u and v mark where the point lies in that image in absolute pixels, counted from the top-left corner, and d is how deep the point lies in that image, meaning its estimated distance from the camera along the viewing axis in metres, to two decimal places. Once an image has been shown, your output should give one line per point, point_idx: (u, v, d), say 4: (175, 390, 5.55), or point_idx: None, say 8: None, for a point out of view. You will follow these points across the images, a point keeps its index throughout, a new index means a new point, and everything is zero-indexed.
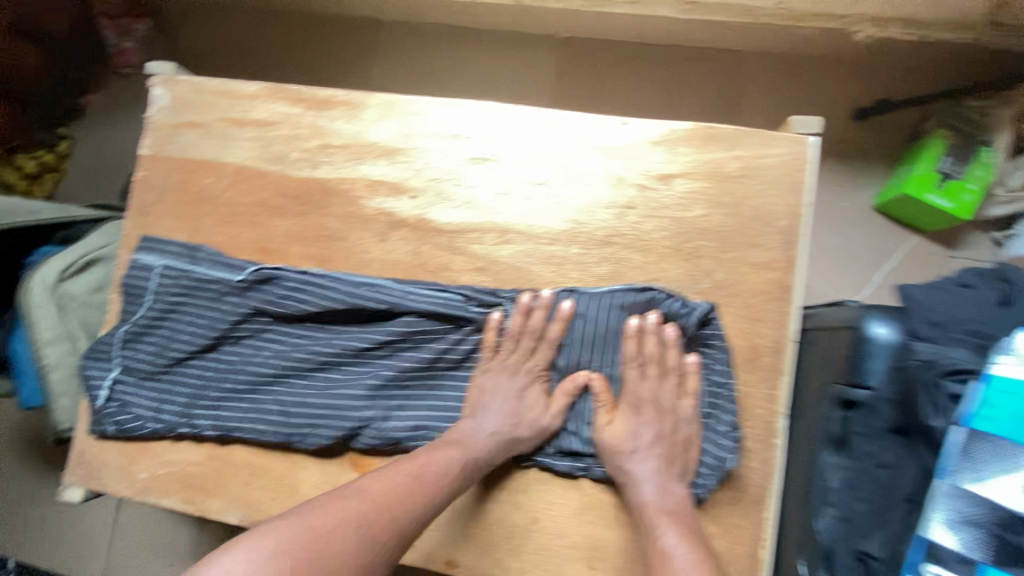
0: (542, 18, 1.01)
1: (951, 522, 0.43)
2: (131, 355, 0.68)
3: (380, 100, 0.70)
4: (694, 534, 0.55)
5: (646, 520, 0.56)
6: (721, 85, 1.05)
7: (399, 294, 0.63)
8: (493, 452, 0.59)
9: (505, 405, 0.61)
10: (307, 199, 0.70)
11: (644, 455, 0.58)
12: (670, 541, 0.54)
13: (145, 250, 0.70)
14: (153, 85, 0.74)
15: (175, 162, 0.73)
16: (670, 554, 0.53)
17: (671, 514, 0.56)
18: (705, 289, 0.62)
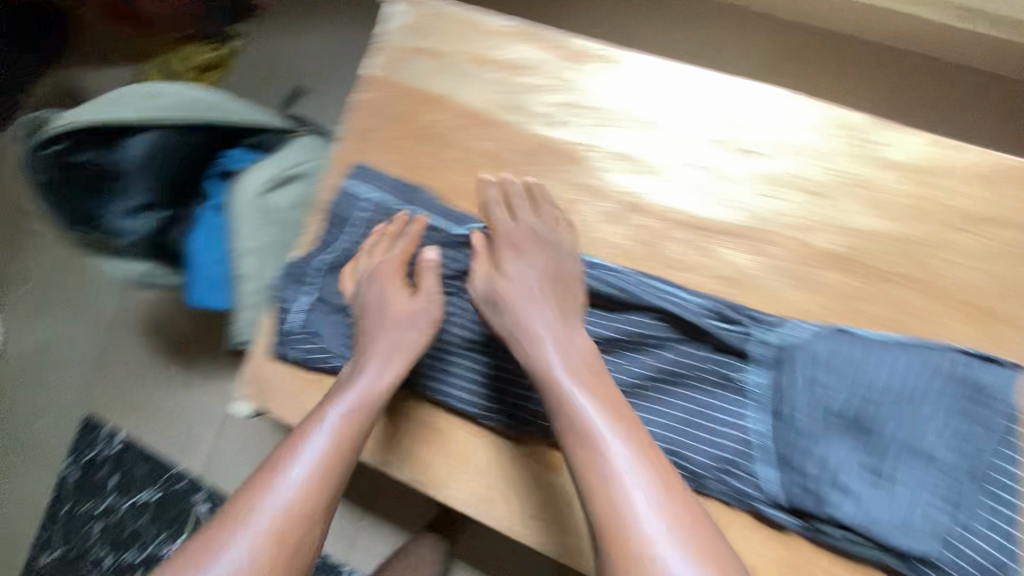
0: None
1: None
2: (327, 285, 0.65)
3: (645, 64, 0.64)
4: (636, 438, 0.45)
5: (570, 433, 0.46)
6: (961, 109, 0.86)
7: (640, 287, 0.56)
8: (399, 333, 0.57)
9: (388, 287, 0.59)
10: (540, 159, 0.64)
11: (528, 293, 0.53)
12: (610, 462, 0.43)
13: (358, 177, 0.67)
14: (393, 2, 0.69)
15: (402, 89, 0.68)
16: (612, 472, 0.43)
17: (606, 415, 0.46)
18: (1017, 365, 0.52)
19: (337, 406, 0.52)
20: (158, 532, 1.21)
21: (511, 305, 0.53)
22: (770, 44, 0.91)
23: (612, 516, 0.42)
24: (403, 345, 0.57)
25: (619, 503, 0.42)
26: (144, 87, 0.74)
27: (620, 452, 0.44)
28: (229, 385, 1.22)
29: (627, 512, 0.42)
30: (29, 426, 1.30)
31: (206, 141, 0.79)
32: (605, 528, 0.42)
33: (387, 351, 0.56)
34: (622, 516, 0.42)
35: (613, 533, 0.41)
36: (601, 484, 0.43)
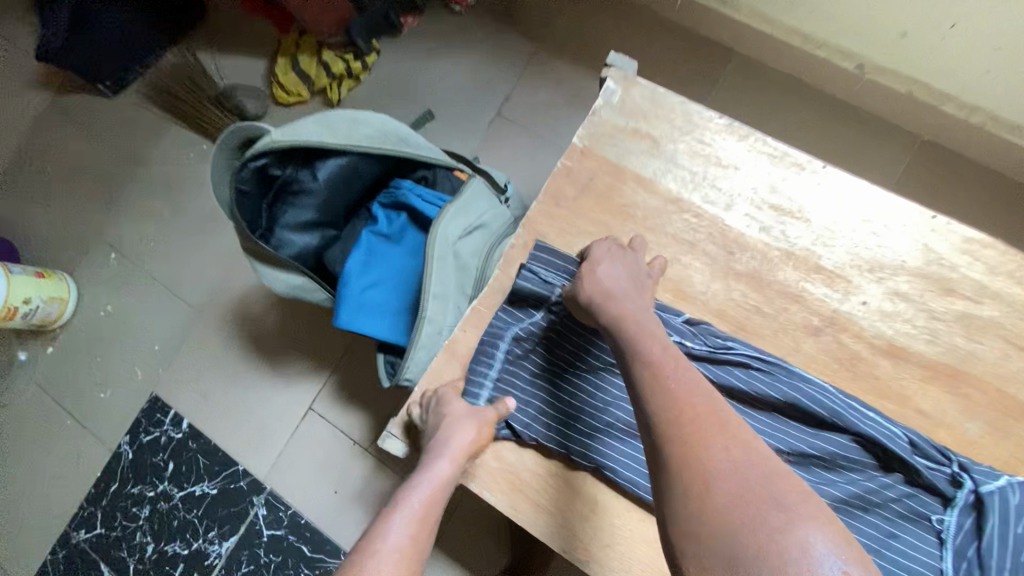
0: (920, 112, 1.03)
1: None
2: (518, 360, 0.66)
3: (862, 185, 0.64)
4: (709, 396, 0.48)
5: (646, 385, 0.50)
6: None
7: (848, 411, 0.57)
8: (456, 424, 0.60)
9: (448, 390, 0.65)
10: (743, 259, 0.64)
11: (609, 278, 0.60)
12: (683, 407, 0.47)
13: (546, 256, 0.67)
14: (607, 77, 0.70)
15: (606, 163, 0.69)
16: (689, 416, 0.46)
17: (679, 375, 0.50)
18: None
19: (417, 492, 0.56)
20: (209, 528, 1.19)
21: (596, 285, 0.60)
22: (898, 162, 1.09)
23: (691, 451, 0.44)
24: (463, 435, 0.60)
25: (700, 444, 0.44)
26: (346, 113, 0.74)
27: (691, 399, 0.47)
28: (310, 391, 1.21)
29: (699, 450, 0.44)
30: (92, 395, 1.28)
31: (380, 170, 0.80)
32: (686, 466, 0.44)
33: (443, 445, 0.59)
34: (703, 454, 0.44)
35: (694, 469, 0.43)
36: (682, 428, 0.45)
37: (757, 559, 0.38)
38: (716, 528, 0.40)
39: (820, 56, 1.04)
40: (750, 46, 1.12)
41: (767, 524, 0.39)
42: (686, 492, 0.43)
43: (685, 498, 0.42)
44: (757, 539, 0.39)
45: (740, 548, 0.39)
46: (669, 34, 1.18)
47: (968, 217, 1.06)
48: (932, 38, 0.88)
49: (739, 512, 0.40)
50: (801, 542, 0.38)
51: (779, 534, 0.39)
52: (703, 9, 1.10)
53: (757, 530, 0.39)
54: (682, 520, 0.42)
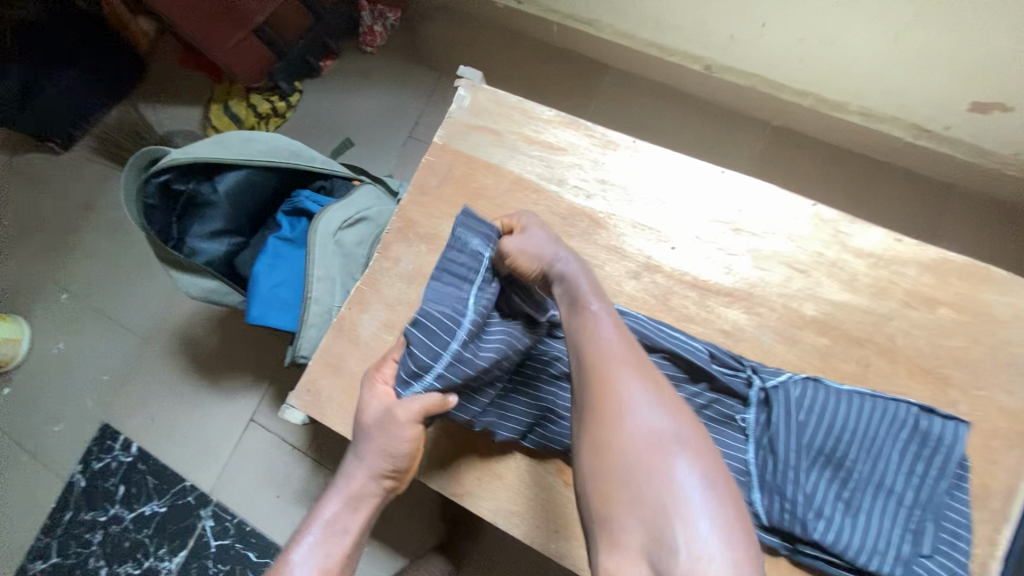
0: (765, 101, 1.18)
1: None
2: (471, 348, 0.67)
3: (665, 153, 0.77)
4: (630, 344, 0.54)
5: (579, 331, 0.56)
6: (897, 197, 1.18)
7: (655, 333, 0.67)
8: (368, 440, 0.64)
9: (375, 392, 0.67)
10: (574, 223, 0.76)
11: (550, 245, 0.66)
12: (605, 354, 0.53)
13: (469, 233, 0.73)
14: (458, 86, 0.84)
15: (461, 156, 0.82)
16: (606, 357, 0.53)
17: (611, 325, 0.56)
18: (963, 420, 0.62)
19: (341, 492, 0.63)
20: (159, 546, 1.24)
21: (548, 250, 0.65)
22: (757, 146, 1.24)
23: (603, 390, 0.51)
24: (378, 453, 0.64)
25: (611, 384, 0.51)
26: (240, 134, 0.87)
27: (614, 348, 0.54)
28: (250, 403, 1.29)
29: (609, 392, 0.51)
30: (46, 429, 1.34)
31: (278, 182, 0.92)
32: (598, 401, 0.51)
33: (359, 462, 0.64)
34: (609, 389, 0.51)
35: (605, 406, 0.51)
36: (600, 370, 0.52)
37: (633, 475, 0.47)
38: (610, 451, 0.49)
39: (675, 62, 1.20)
40: (618, 60, 1.29)
41: (650, 451, 0.48)
42: (594, 423, 0.50)
43: (594, 429, 0.50)
44: (634, 456, 0.48)
45: (626, 467, 0.48)
46: (550, 56, 1.34)
47: (822, 188, 1.21)
48: (753, 37, 1.04)
49: (628, 430, 0.49)
50: (669, 463, 0.47)
51: (656, 457, 0.47)
52: (575, 32, 1.27)
53: (637, 454, 0.48)
54: (590, 448, 0.50)
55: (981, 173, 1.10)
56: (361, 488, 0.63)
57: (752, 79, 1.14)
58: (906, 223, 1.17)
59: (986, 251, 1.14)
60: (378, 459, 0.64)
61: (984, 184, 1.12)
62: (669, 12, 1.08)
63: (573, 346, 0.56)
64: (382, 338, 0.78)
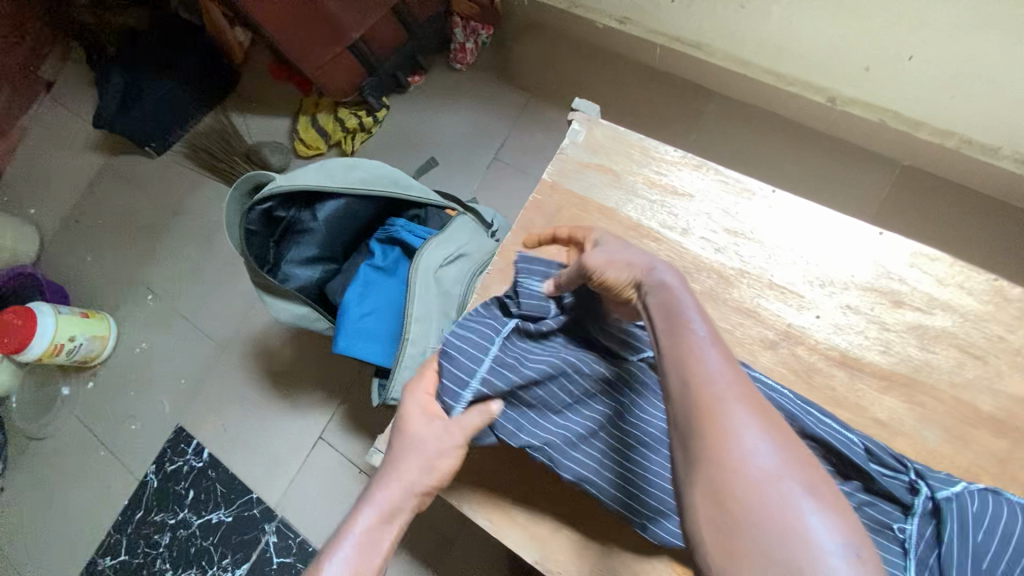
0: (896, 140, 1.07)
1: None
2: (511, 357, 0.62)
3: (808, 207, 0.68)
4: (737, 367, 0.41)
5: (677, 349, 0.41)
6: None
7: (804, 415, 0.58)
8: (408, 453, 0.59)
9: (417, 395, 0.62)
10: (700, 280, 0.69)
11: (635, 251, 0.54)
12: (708, 376, 0.39)
13: (530, 266, 0.68)
14: (573, 119, 0.78)
15: (573, 196, 0.76)
16: (706, 379, 0.39)
17: (716, 343, 0.41)
18: None
19: (379, 505, 0.56)
20: (223, 556, 1.24)
21: (632, 254, 0.53)
22: (881, 187, 1.13)
23: (711, 426, 0.37)
24: (419, 465, 0.59)
25: (720, 415, 0.38)
26: (343, 161, 0.85)
27: (723, 373, 0.39)
28: (319, 421, 1.28)
29: (717, 423, 0.37)
30: (125, 426, 1.38)
31: (374, 210, 0.89)
32: (705, 440, 0.37)
33: (397, 478, 0.58)
34: (717, 421, 0.38)
35: (714, 442, 0.37)
36: (706, 401, 0.38)
37: (762, 542, 0.33)
38: (727, 511, 0.35)
39: (792, 91, 1.10)
40: (728, 86, 1.20)
41: (781, 507, 0.34)
42: (702, 470, 0.37)
43: (701, 478, 0.37)
44: (760, 511, 0.34)
45: (749, 528, 0.34)
46: (651, 80, 1.27)
47: (956, 239, 1.08)
48: (894, 70, 0.92)
49: (748, 476, 0.35)
50: (808, 531, 0.33)
51: (793, 519, 0.34)
52: (680, 56, 1.19)
53: (764, 517, 0.34)
54: (695, 497, 0.37)
55: None
56: (397, 504, 0.57)
57: (885, 115, 1.03)
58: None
59: None
60: (420, 474, 0.58)
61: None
62: (797, 41, 0.98)
63: (665, 366, 0.41)
64: None
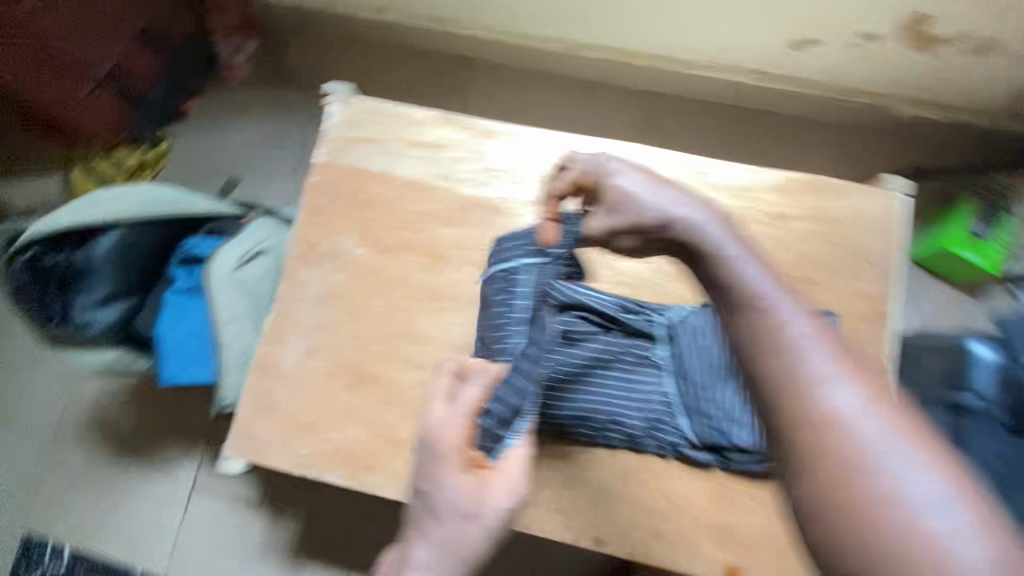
0: (626, 71, 1.28)
1: None
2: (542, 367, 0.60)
3: (536, 134, 0.82)
4: (840, 348, 0.37)
5: (764, 345, 0.38)
6: (771, 134, 1.29)
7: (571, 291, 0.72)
8: (450, 531, 0.48)
9: (452, 461, 0.50)
10: (472, 213, 0.80)
11: (659, 198, 0.50)
12: (806, 375, 0.36)
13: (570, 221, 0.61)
14: (330, 103, 0.85)
15: (347, 170, 0.82)
16: (807, 379, 0.36)
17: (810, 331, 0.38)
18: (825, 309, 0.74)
19: None
20: None
21: (652, 208, 0.50)
22: (631, 110, 1.34)
23: (818, 425, 0.34)
24: (461, 554, 0.48)
25: (824, 421, 0.34)
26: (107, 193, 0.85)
27: (818, 365, 0.36)
28: (190, 471, 1.21)
29: (830, 429, 0.34)
30: None
31: (165, 234, 0.89)
32: (811, 453, 0.34)
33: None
34: (822, 427, 0.34)
35: (823, 453, 0.34)
36: (799, 401, 0.35)
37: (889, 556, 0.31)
38: (843, 514, 0.33)
39: (536, 47, 1.27)
40: (485, 53, 1.33)
41: (907, 514, 0.31)
42: (813, 477, 0.34)
43: (821, 487, 0.34)
44: (891, 528, 0.31)
45: (881, 547, 0.31)
46: (420, 61, 1.38)
47: (698, 137, 1.31)
48: (597, 13, 1.12)
49: (873, 489, 0.32)
50: (918, 511, 0.31)
51: (916, 522, 0.31)
52: (436, 34, 1.31)
53: (882, 512, 0.32)
54: (816, 517, 0.34)
55: (823, 102, 1.22)
56: None
57: (608, 52, 1.23)
58: (775, 152, 1.29)
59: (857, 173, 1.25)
60: (473, 558, 0.48)
61: (829, 114, 1.25)
62: (520, 3, 1.14)
63: (749, 361, 0.39)
64: (308, 366, 0.77)
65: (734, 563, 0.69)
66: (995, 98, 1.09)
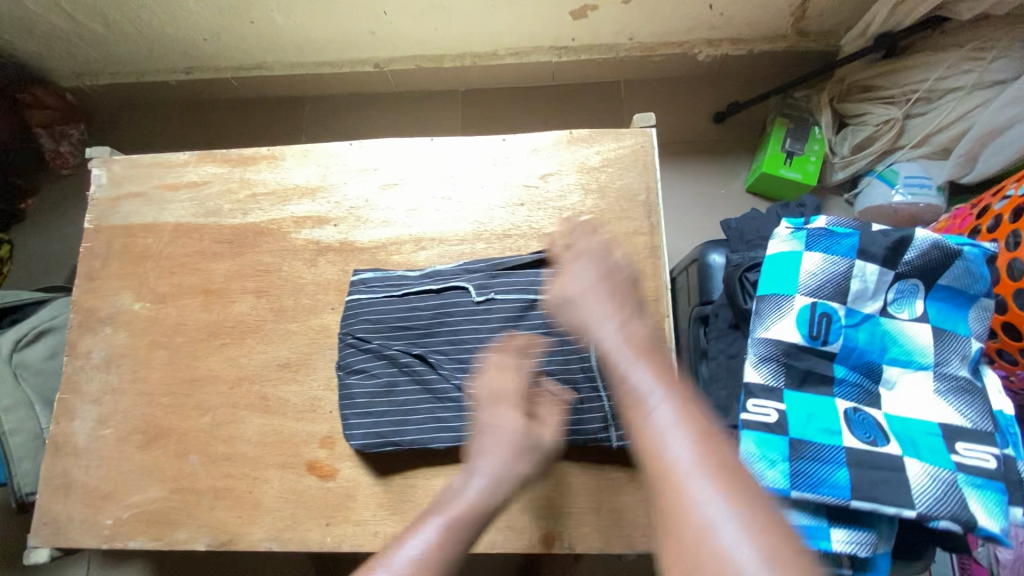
0: (442, 74, 1.29)
1: (758, 362, 0.55)
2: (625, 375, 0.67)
3: (296, 150, 0.81)
4: (707, 437, 0.45)
5: (640, 431, 0.48)
6: (598, 100, 1.30)
7: (353, 299, 0.72)
8: (507, 462, 0.58)
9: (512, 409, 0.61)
10: (243, 242, 0.79)
11: (597, 307, 0.60)
12: (668, 457, 0.45)
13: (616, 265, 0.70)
14: (92, 167, 0.84)
15: (117, 229, 0.81)
16: (668, 460, 0.45)
17: (677, 417, 0.47)
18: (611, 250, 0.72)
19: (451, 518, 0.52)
20: None
21: (581, 315, 0.61)
22: (460, 109, 1.35)
23: (676, 495, 0.43)
24: (505, 474, 0.57)
25: (680, 492, 0.43)
26: None
27: (677, 442, 0.45)
28: None
29: (680, 497, 0.42)
30: None
31: None
32: (667, 518, 0.42)
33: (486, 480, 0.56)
34: (678, 499, 0.42)
35: (675, 519, 0.42)
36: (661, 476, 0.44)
37: None
38: (685, 565, 0.40)
39: (350, 70, 1.28)
40: (306, 86, 1.34)
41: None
42: (665, 538, 0.42)
43: (677, 554, 0.40)
44: None
45: None
46: (246, 112, 1.39)
47: (528, 118, 1.32)
48: (387, 25, 1.13)
49: (710, 549, 0.39)
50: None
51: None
52: (253, 79, 1.31)
53: (714, 566, 0.38)
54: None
55: (632, 63, 1.24)
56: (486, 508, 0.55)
57: (415, 60, 1.24)
58: (604, 118, 1.30)
59: (684, 121, 1.26)
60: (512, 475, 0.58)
61: (642, 70, 1.27)
62: (312, 34, 1.16)
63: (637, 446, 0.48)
64: (99, 435, 0.74)
65: (553, 531, 0.67)
66: (783, 21, 1.10)
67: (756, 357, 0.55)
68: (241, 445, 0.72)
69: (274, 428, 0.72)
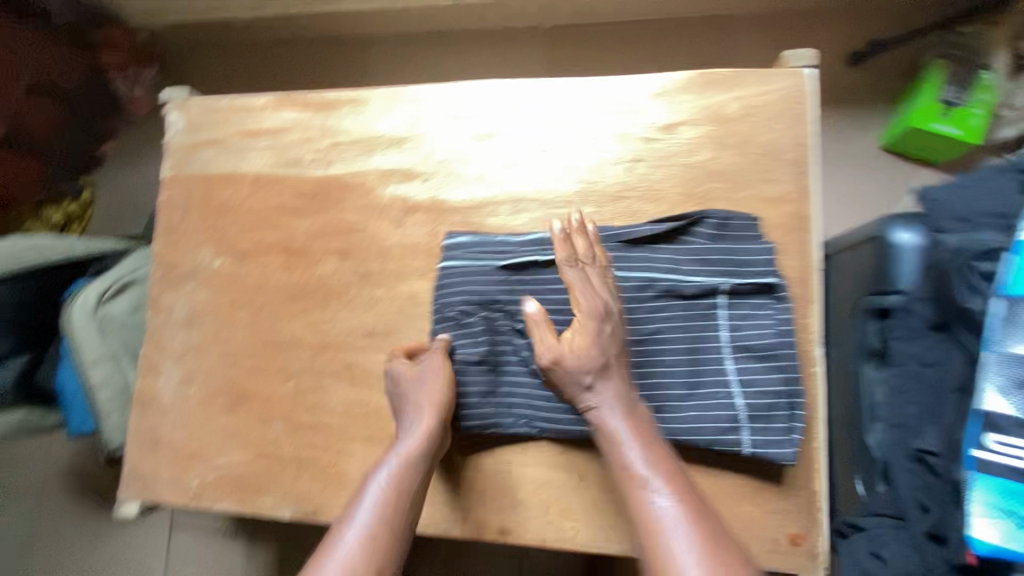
0: (526, 6, 1.14)
1: (1006, 389, 0.47)
2: (768, 374, 0.58)
3: (382, 94, 0.72)
4: (694, 509, 0.50)
5: (638, 509, 0.51)
6: (706, 38, 1.13)
7: (452, 267, 0.65)
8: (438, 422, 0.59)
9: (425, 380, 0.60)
10: (325, 197, 0.72)
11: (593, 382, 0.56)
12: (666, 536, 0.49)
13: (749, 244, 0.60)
14: (168, 111, 0.78)
15: (195, 179, 0.76)
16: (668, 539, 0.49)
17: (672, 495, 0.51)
18: (756, 218, 0.61)
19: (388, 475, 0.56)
20: None
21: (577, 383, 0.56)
22: (545, 49, 1.20)
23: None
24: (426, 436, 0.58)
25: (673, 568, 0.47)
26: None
27: (673, 521, 0.49)
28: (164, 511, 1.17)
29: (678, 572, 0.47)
30: None
31: (38, 285, 0.83)
32: None
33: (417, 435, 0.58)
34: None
35: None
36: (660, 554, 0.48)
37: None
38: None
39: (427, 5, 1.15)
40: (378, 22, 1.23)
41: None
42: None
43: None
44: None
45: None
46: (317, 54, 1.30)
47: (623, 60, 1.16)
48: None
49: None
50: None
51: None
52: (322, 15, 1.21)
53: None
54: None
55: None
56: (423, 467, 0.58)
57: None
58: (712, 59, 1.12)
59: None
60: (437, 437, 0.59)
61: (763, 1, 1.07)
62: None
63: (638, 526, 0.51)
64: (184, 395, 0.72)
65: None
66: None
67: (1006, 381, 0.47)
68: (325, 415, 0.68)
69: (359, 400, 0.67)
